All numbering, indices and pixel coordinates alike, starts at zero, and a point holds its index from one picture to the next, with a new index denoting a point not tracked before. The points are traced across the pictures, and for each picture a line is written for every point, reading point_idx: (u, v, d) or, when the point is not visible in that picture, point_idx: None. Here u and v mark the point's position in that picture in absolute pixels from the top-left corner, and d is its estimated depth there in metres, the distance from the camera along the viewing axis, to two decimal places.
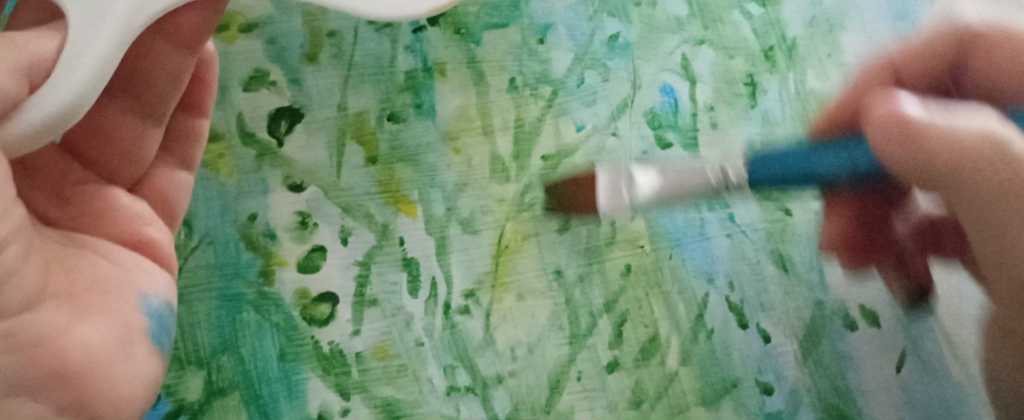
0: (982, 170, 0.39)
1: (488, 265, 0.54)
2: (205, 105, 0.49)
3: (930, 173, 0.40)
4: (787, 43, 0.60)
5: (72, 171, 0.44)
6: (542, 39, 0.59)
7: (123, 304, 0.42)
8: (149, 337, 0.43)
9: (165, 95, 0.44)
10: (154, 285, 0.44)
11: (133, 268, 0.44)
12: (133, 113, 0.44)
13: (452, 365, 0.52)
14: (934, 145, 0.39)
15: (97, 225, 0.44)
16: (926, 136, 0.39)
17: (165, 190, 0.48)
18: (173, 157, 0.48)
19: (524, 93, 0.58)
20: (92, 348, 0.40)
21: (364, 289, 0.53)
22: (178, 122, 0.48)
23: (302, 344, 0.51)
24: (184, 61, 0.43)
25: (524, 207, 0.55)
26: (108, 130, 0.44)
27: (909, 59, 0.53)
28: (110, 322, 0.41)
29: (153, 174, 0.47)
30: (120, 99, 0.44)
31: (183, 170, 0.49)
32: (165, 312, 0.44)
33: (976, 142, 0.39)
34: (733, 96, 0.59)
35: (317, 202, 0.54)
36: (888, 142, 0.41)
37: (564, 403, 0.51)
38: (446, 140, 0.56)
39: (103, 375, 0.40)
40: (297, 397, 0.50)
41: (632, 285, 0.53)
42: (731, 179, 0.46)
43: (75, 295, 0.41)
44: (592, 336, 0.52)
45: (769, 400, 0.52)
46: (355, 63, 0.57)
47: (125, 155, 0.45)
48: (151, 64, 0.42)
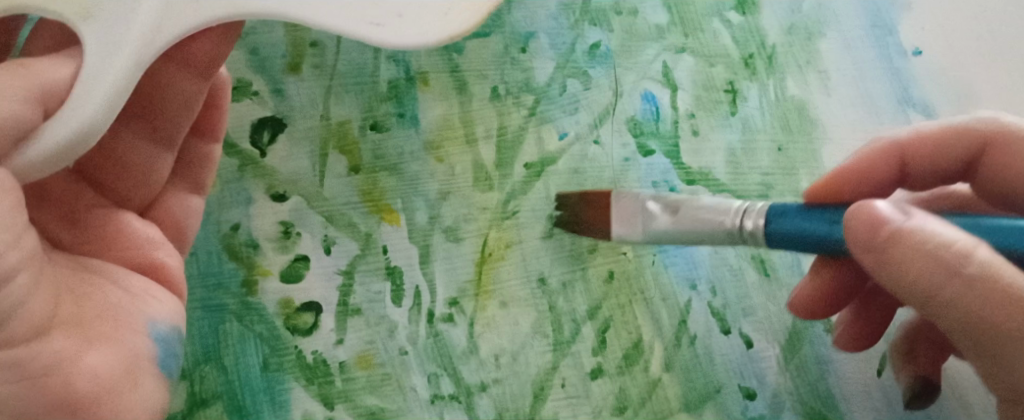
0: (938, 290, 0.37)
1: (472, 273, 0.54)
2: (216, 131, 0.52)
3: (893, 286, 0.39)
4: (766, 51, 0.60)
5: (87, 197, 0.46)
6: (523, 48, 0.59)
7: (131, 333, 0.42)
8: (155, 362, 0.43)
9: (178, 119, 0.47)
10: (162, 310, 0.45)
11: (142, 293, 0.45)
12: (146, 140, 0.48)
13: (436, 374, 0.52)
14: (902, 265, 0.37)
15: (110, 249, 0.46)
16: (890, 250, 0.38)
17: (176, 214, 0.51)
18: (185, 182, 0.52)
19: (506, 101, 0.58)
20: (102, 377, 0.40)
21: (347, 298, 0.53)
22: (191, 147, 0.52)
23: (285, 354, 0.51)
24: (197, 87, 0.47)
25: (507, 215, 0.55)
26: (123, 158, 0.47)
27: (921, 142, 0.52)
28: (117, 350, 0.41)
29: (164, 199, 0.50)
30: (133, 123, 0.47)
31: (194, 194, 0.52)
32: (173, 338, 0.45)
33: (933, 263, 0.37)
34: (714, 103, 0.59)
35: (300, 212, 0.54)
36: (856, 250, 0.39)
37: (547, 410, 0.51)
38: (428, 149, 0.56)
39: (110, 406, 0.40)
40: (281, 407, 0.51)
41: (614, 292, 0.54)
42: (747, 226, 0.47)
43: (85, 322, 0.41)
44: (575, 343, 0.53)
45: (752, 405, 0.52)
46: (338, 73, 0.57)
47: (138, 179, 0.48)
48: (166, 90, 0.46)
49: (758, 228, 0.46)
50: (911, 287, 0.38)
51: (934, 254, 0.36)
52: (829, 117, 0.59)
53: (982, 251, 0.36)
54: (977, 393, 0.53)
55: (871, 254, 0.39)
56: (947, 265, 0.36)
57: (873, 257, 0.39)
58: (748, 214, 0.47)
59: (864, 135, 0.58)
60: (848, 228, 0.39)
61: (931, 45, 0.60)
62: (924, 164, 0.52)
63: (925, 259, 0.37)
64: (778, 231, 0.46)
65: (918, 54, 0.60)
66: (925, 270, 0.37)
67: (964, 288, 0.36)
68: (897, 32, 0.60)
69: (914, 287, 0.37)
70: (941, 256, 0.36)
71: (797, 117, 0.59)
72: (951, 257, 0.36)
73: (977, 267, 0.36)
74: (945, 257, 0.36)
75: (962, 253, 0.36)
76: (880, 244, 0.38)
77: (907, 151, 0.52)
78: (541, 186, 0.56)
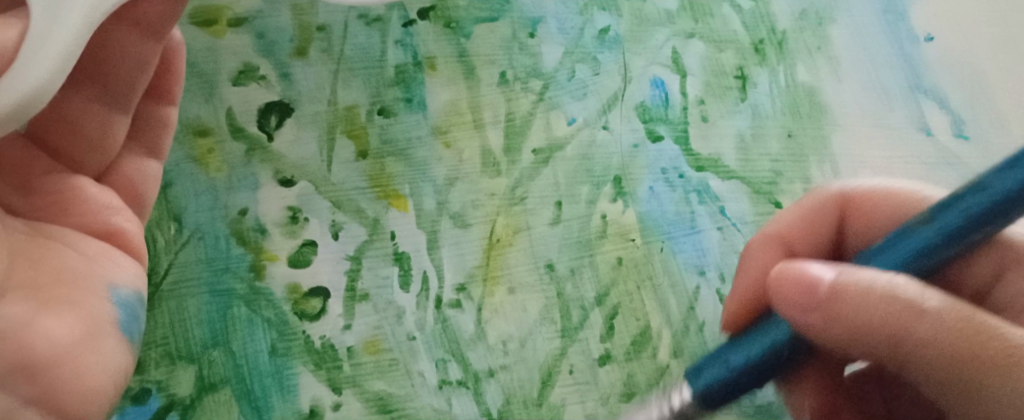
0: (881, 315, 0.35)
1: (480, 259, 0.53)
2: (172, 94, 0.47)
3: (872, 346, 0.36)
4: (777, 37, 0.60)
5: (37, 163, 0.42)
6: (531, 33, 0.59)
7: (88, 295, 0.40)
8: (117, 329, 0.41)
9: (131, 81, 0.43)
10: (122, 274, 0.42)
11: (101, 257, 0.42)
12: (98, 103, 0.43)
13: (444, 360, 0.51)
14: (852, 306, 0.35)
15: (68, 215, 0.42)
16: (843, 300, 0.36)
17: (133, 178, 0.45)
18: (140, 145, 0.46)
19: (514, 87, 0.58)
20: (58, 342, 0.37)
21: (355, 283, 0.52)
22: (144, 110, 0.46)
23: (293, 339, 0.51)
24: (150, 49, 0.43)
25: (515, 201, 0.55)
26: (75, 118, 0.42)
27: (794, 225, 0.48)
28: (76, 314, 0.39)
29: (121, 162, 0.45)
30: (86, 87, 0.42)
31: (152, 158, 0.46)
32: (134, 303, 0.42)
33: (894, 309, 0.34)
34: (724, 89, 0.59)
35: (308, 197, 0.54)
36: (796, 313, 0.37)
37: (555, 396, 0.51)
38: (437, 134, 0.56)
39: (72, 372, 0.38)
40: (289, 392, 0.50)
41: (623, 278, 0.53)
42: (676, 405, 0.39)
43: (41, 285, 0.39)
44: (583, 329, 0.52)
45: (759, 391, 0.52)
46: (345, 57, 0.58)
47: (91, 143, 0.43)
48: (117, 51, 0.42)
49: (688, 405, 0.38)
50: (881, 327, 0.35)
51: (881, 298, 0.35)
52: (840, 104, 0.58)
53: (931, 294, 0.34)
54: None
55: (815, 313, 0.36)
56: (907, 308, 0.34)
57: (818, 316, 0.36)
58: (669, 391, 0.39)
59: (872, 121, 0.58)
60: (782, 289, 0.37)
61: (940, 25, 0.60)
62: (809, 250, 0.48)
63: (874, 300, 0.35)
64: (708, 387, 0.38)
65: (930, 41, 0.59)
66: (880, 306, 0.35)
67: (932, 329, 0.34)
68: (910, 18, 0.60)
69: (859, 326, 0.35)
70: (882, 300, 0.35)
71: (806, 103, 0.58)
72: (882, 298, 0.35)
73: (910, 298, 0.34)
74: (889, 295, 0.35)
75: (913, 295, 0.34)
76: (826, 298, 0.36)
77: (787, 237, 0.48)
78: (549, 172, 0.56)
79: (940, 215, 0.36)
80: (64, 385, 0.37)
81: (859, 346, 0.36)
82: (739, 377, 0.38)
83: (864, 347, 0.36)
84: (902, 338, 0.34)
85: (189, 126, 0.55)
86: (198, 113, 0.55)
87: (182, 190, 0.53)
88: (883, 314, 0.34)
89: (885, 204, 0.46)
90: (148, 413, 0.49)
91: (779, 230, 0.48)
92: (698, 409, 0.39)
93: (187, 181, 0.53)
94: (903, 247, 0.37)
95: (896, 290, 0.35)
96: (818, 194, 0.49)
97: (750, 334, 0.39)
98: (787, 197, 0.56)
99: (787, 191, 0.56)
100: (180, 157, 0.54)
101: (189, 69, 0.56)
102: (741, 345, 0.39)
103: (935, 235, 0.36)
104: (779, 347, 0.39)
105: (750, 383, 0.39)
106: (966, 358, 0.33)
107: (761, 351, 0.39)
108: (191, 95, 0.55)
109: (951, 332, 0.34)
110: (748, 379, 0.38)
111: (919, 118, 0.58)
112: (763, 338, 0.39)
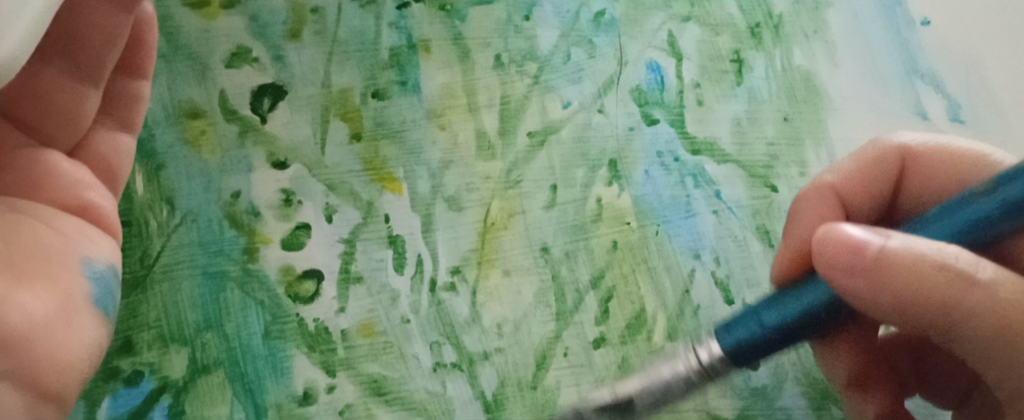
0: (933, 286, 0.36)
1: (474, 242, 0.53)
2: (145, 68, 0.46)
3: (917, 313, 0.37)
4: (773, 21, 0.60)
5: (8, 137, 0.41)
6: (527, 16, 0.59)
7: (65, 272, 0.40)
8: (93, 304, 0.40)
9: (102, 54, 0.42)
10: (98, 249, 0.42)
11: (74, 233, 0.41)
12: (68, 75, 0.41)
13: (438, 342, 0.51)
14: (904, 276, 0.36)
15: (40, 189, 0.41)
16: (892, 266, 0.37)
17: (107, 154, 0.44)
18: (115, 120, 0.45)
19: (510, 70, 0.58)
20: (34, 318, 0.37)
21: (349, 266, 0.52)
22: (116, 84, 0.45)
23: (287, 321, 0.50)
24: (118, 20, 0.42)
25: (510, 184, 0.55)
26: (44, 92, 0.41)
27: (850, 181, 0.50)
28: (51, 289, 0.39)
29: (95, 137, 0.44)
30: (54, 59, 0.41)
31: (127, 134, 0.45)
32: (110, 278, 0.42)
33: (944, 278, 0.36)
34: (720, 73, 0.59)
35: (301, 181, 0.54)
36: (841, 275, 0.38)
37: (550, 379, 0.50)
38: (431, 117, 0.56)
39: (48, 348, 0.38)
40: (283, 374, 0.49)
41: (618, 261, 0.53)
42: (704, 359, 0.42)
43: (15, 260, 0.38)
44: (578, 312, 0.52)
45: (755, 375, 0.51)
46: (339, 40, 0.57)
47: (62, 117, 0.42)
48: (83, 21, 0.41)
49: (715, 360, 0.42)
50: (926, 297, 0.36)
51: (930, 268, 0.36)
52: (836, 88, 0.58)
53: (985, 266, 0.36)
54: None
55: (861, 278, 0.38)
56: (960, 277, 0.36)
57: (864, 281, 0.38)
58: (701, 345, 0.43)
59: (868, 105, 0.58)
60: (824, 253, 0.39)
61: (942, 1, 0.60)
62: (863, 207, 0.50)
63: (929, 271, 0.36)
64: (735, 347, 0.42)
65: (926, 24, 0.59)
66: (928, 274, 0.36)
67: (983, 299, 0.36)
68: (907, 1, 0.60)
69: (912, 294, 0.37)
70: (934, 270, 0.36)
71: (802, 87, 0.58)
72: (932, 268, 0.36)
73: (959, 269, 0.36)
74: (939, 264, 0.36)
75: (965, 266, 0.36)
76: (873, 264, 0.37)
77: (844, 193, 0.50)
78: (545, 155, 0.56)
79: (1004, 186, 0.37)
80: (41, 362, 0.37)
81: (905, 314, 0.38)
82: (772, 336, 0.42)
83: (911, 313, 0.37)
84: (949, 308, 0.36)
85: (181, 108, 0.54)
86: (191, 95, 0.55)
87: (174, 172, 0.53)
88: (932, 282, 0.36)
89: (942, 166, 0.49)
90: (142, 395, 0.48)
91: (835, 183, 0.50)
92: (725, 363, 0.42)
93: (179, 163, 0.53)
94: (964, 216, 0.38)
95: (951, 263, 0.36)
96: (872, 148, 0.51)
97: (779, 294, 0.43)
98: (783, 181, 0.56)
99: (783, 175, 0.56)
100: (172, 139, 0.54)
101: (181, 51, 0.56)
102: (775, 306, 0.42)
103: (993, 208, 0.37)
104: (814, 311, 0.42)
105: (778, 343, 0.42)
106: (1013, 327, 0.36)
107: (797, 312, 0.42)
108: (184, 78, 0.55)
109: (1002, 306, 0.36)
110: (779, 339, 0.42)
111: (915, 101, 0.58)
112: (800, 301, 0.42)
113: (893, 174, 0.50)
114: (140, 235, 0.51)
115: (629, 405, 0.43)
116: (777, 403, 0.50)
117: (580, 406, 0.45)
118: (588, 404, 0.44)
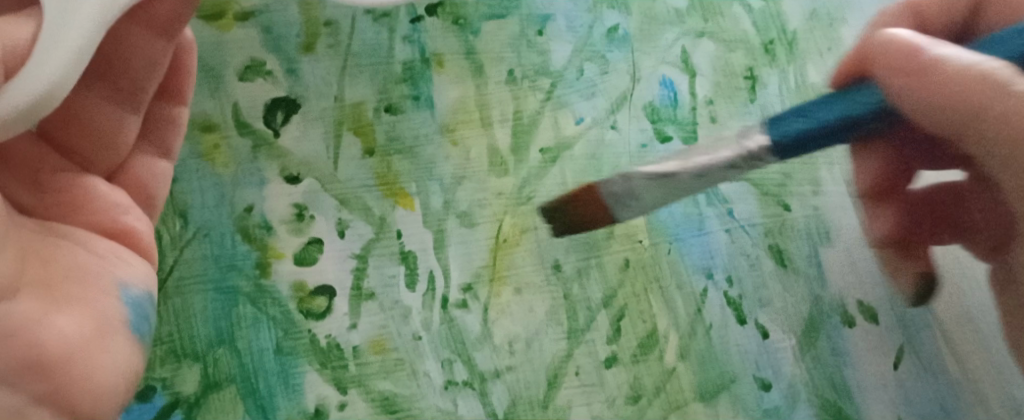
0: (964, 87, 0.41)
1: (486, 259, 0.53)
2: (184, 94, 0.46)
3: (956, 114, 0.42)
4: (787, 37, 0.60)
5: (46, 160, 0.40)
6: (540, 30, 0.59)
7: (101, 295, 0.39)
8: (128, 327, 0.39)
9: (145, 81, 0.41)
10: (134, 274, 0.41)
11: (112, 257, 0.41)
12: (110, 101, 0.41)
13: (450, 360, 0.50)
14: (941, 80, 0.42)
15: (76, 213, 0.40)
16: (934, 70, 0.42)
17: (143, 177, 0.44)
18: (151, 144, 0.45)
19: (523, 84, 0.58)
20: (72, 338, 0.36)
21: (361, 282, 0.52)
22: (154, 109, 0.45)
23: (299, 337, 0.50)
24: (162, 48, 0.41)
25: (522, 200, 0.55)
26: (87, 118, 0.41)
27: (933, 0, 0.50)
28: (88, 311, 0.38)
29: (131, 162, 0.44)
30: (98, 85, 0.41)
31: (161, 158, 0.45)
32: (145, 303, 0.41)
33: (975, 83, 0.41)
34: (733, 89, 0.58)
35: (314, 195, 0.54)
36: (892, 71, 0.44)
37: (561, 397, 0.50)
38: (443, 132, 0.56)
39: (84, 369, 0.36)
40: (294, 390, 0.49)
41: (630, 279, 0.53)
42: (751, 147, 0.46)
43: (53, 283, 0.37)
44: (590, 331, 0.51)
45: (767, 395, 0.51)
46: (352, 54, 0.57)
47: (102, 142, 0.42)
48: (129, 50, 0.40)
49: (762, 147, 0.45)
50: (965, 98, 0.41)
51: (978, 79, 0.41)
52: None
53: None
54: (972, 399, 0.51)
55: (907, 78, 0.43)
56: (994, 85, 0.40)
57: (907, 79, 0.43)
58: (750, 135, 0.46)
59: None
60: (886, 53, 0.45)
61: None
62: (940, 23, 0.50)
63: (961, 82, 0.41)
64: (781, 138, 0.45)
65: None
66: (967, 82, 0.41)
67: (1007, 106, 0.40)
68: None
69: (948, 96, 0.42)
70: (975, 79, 0.41)
71: None
72: (986, 79, 0.40)
73: (1001, 79, 0.40)
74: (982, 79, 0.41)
75: (1004, 74, 0.40)
76: (918, 66, 0.43)
77: (927, 18, 0.51)
78: (557, 172, 0.56)
79: None
80: (75, 383, 0.36)
81: (940, 110, 0.43)
82: (818, 131, 0.44)
83: (942, 102, 0.43)
84: (982, 111, 0.41)
85: (195, 122, 0.55)
86: (204, 108, 0.55)
87: (187, 186, 0.53)
88: (976, 89, 0.41)
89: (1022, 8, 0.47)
90: (154, 410, 0.48)
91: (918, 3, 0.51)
92: (770, 152, 0.45)
93: (193, 177, 0.53)
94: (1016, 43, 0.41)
95: (982, 74, 0.41)
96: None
97: (822, 111, 0.44)
98: (796, 199, 0.55)
99: (795, 193, 0.55)
100: (185, 153, 0.54)
101: (195, 64, 0.56)
102: (828, 102, 0.44)
103: None
104: (857, 114, 0.44)
105: (827, 137, 0.44)
106: None
107: (844, 112, 0.44)
108: (198, 91, 0.55)
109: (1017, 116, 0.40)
110: (823, 135, 0.44)
111: None
112: (849, 102, 0.44)
113: (958, 22, 0.50)
114: None
115: (672, 176, 0.47)
116: None
117: (630, 173, 0.48)
118: (638, 171, 0.47)
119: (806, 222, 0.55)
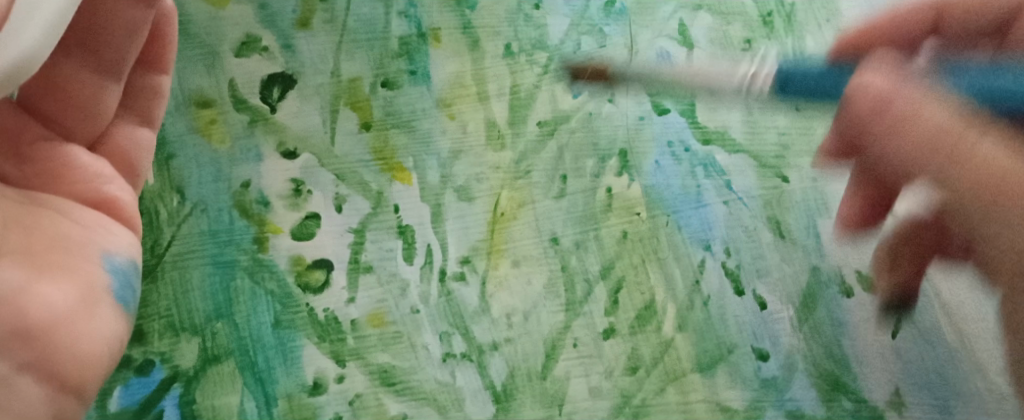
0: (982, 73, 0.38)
1: (483, 232, 0.53)
2: (166, 62, 0.44)
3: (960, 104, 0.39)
4: (785, 10, 0.60)
5: (27, 129, 0.40)
6: (537, 5, 0.59)
7: (84, 264, 0.39)
8: (112, 296, 0.39)
9: (122, 50, 0.40)
10: (118, 242, 0.41)
11: (93, 226, 0.40)
12: (89, 69, 0.40)
13: (448, 332, 0.50)
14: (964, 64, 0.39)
15: (56, 184, 0.40)
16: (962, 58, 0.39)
17: (126, 149, 0.42)
18: (134, 113, 0.43)
19: (519, 59, 0.57)
20: (54, 307, 0.37)
21: (359, 256, 0.52)
22: (136, 78, 0.43)
23: (297, 311, 0.50)
24: (141, 15, 0.40)
25: (519, 174, 0.54)
26: (65, 88, 0.40)
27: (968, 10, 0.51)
28: (71, 281, 0.38)
29: (112, 132, 0.42)
30: (75, 53, 0.39)
31: (145, 127, 0.43)
32: (131, 272, 0.41)
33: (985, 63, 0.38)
34: (731, 62, 0.58)
35: (311, 170, 0.54)
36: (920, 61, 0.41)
37: (559, 369, 0.50)
38: (440, 106, 0.56)
39: (67, 339, 0.37)
40: (293, 363, 0.49)
41: (628, 252, 0.53)
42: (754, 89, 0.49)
43: (35, 252, 0.38)
44: (588, 303, 0.52)
45: (765, 366, 0.51)
46: (349, 29, 0.57)
47: (81, 110, 0.40)
48: (107, 18, 0.39)
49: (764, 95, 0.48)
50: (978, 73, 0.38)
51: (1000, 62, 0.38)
52: None
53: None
54: (971, 367, 0.51)
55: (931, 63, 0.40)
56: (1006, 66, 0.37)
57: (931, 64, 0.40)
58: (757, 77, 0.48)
59: None
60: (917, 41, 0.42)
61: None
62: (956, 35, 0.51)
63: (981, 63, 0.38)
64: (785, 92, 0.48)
65: None
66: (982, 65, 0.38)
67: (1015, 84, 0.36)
68: None
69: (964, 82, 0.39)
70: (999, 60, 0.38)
71: None
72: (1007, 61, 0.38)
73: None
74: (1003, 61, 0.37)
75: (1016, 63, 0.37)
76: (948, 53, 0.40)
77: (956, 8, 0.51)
78: (555, 145, 0.55)
79: None
80: (60, 353, 0.36)
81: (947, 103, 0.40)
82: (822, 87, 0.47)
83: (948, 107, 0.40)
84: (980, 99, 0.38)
85: (191, 98, 0.54)
86: (200, 84, 0.55)
87: (184, 161, 0.53)
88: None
89: None
90: (152, 385, 0.48)
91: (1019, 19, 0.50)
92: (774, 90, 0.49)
93: (189, 153, 0.53)
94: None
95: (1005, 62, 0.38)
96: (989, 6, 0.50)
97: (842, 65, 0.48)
98: (794, 172, 0.56)
99: (792, 166, 0.56)
100: (182, 128, 0.54)
101: (190, 40, 0.56)
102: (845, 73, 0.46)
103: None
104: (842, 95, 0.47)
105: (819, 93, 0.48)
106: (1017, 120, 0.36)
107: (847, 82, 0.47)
108: (194, 66, 0.55)
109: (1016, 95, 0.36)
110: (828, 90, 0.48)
111: None
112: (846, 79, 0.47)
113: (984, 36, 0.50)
114: (151, 224, 0.51)
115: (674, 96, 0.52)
116: (788, 395, 0.50)
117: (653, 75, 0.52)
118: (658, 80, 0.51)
119: (803, 194, 0.55)
